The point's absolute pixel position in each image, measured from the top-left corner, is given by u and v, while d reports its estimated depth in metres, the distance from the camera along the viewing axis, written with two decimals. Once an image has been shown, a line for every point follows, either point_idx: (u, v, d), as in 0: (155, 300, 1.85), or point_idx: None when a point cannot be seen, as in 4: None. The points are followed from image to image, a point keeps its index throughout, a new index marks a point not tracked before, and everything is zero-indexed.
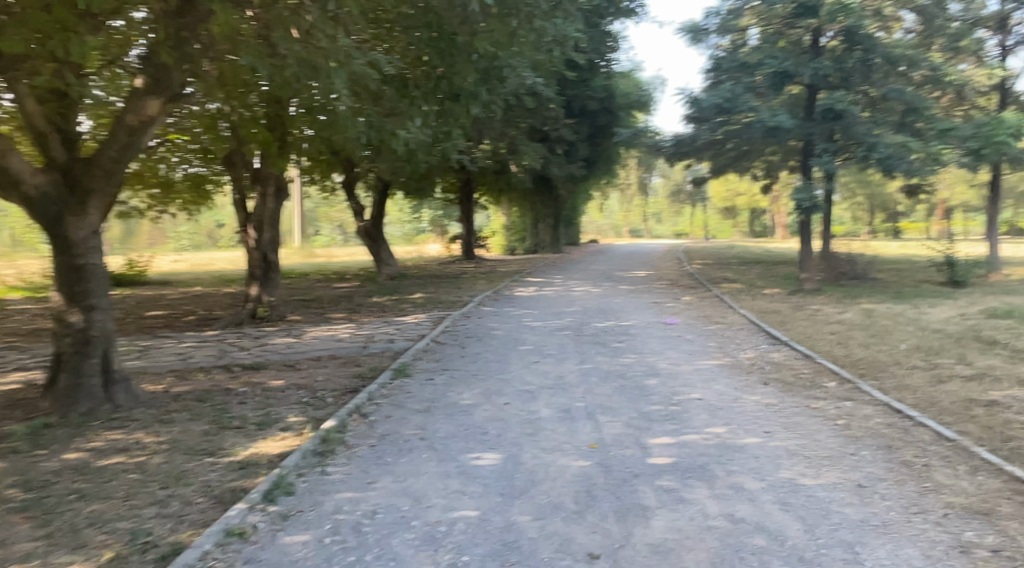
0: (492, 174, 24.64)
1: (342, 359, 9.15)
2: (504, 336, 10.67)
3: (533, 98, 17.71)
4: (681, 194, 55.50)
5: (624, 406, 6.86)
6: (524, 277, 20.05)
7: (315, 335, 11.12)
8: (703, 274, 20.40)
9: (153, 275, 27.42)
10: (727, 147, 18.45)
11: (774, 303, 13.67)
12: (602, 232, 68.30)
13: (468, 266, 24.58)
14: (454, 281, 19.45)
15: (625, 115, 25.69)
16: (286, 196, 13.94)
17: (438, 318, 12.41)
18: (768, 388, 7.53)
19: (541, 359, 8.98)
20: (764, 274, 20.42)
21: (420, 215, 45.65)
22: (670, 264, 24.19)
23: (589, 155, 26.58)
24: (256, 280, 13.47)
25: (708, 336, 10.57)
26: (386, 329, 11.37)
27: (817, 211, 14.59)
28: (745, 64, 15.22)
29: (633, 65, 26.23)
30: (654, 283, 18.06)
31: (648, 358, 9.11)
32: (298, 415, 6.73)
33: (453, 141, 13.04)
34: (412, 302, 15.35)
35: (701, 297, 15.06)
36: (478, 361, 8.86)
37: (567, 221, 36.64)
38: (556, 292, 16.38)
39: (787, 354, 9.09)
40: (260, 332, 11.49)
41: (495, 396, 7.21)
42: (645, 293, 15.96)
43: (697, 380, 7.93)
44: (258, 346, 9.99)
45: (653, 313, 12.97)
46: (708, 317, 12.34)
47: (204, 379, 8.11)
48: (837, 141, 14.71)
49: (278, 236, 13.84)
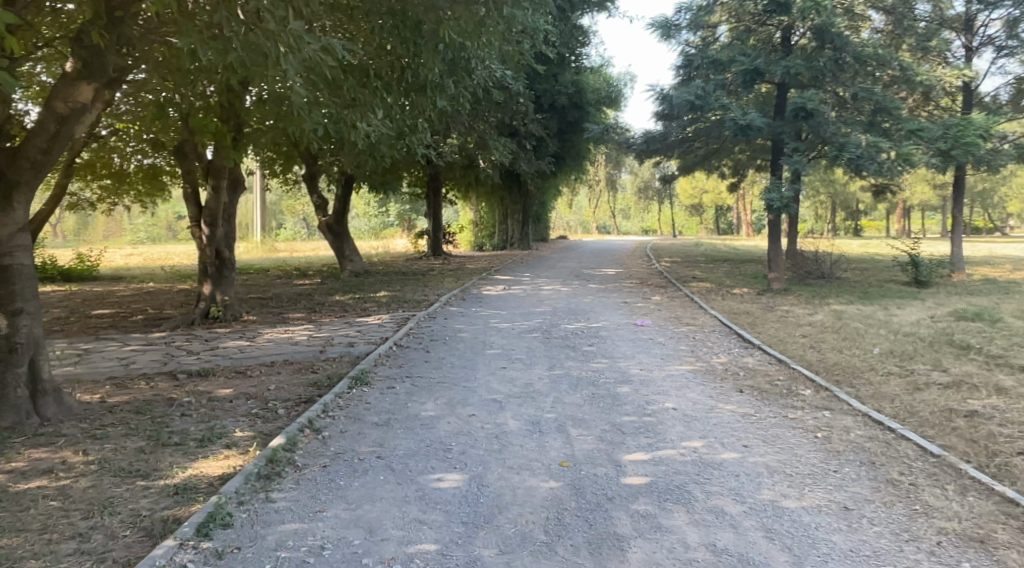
0: (460, 169, 24.20)
1: (297, 364, 8.66)
2: (470, 339, 10.24)
3: (502, 92, 17.30)
4: (649, 190, 55.52)
5: (595, 418, 6.49)
6: (491, 275, 19.64)
7: (271, 337, 10.59)
8: (672, 272, 20.19)
9: (105, 270, 26.49)
10: (697, 144, 18.24)
11: (744, 303, 13.46)
12: (570, 228, 68.16)
13: (434, 262, 24.10)
14: (419, 279, 18.97)
15: (595, 110, 25.40)
16: (241, 189, 13.39)
17: (402, 319, 11.94)
18: (743, 397, 7.23)
19: (508, 365, 8.59)
20: (733, 272, 20.26)
21: (387, 209, 44.96)
22: (638, 262, 23.95)
23: (558, 150, 26.25)
24: (209, 278, 12.89)
25: (681, 339, 10.28)
26: (346, 331, 10.88)
27: (787, 210, 14.42)
28: (716, 61, 15.02)
29: (604, 61, 25.93)
30: (623, 281, 17.80)
31: (619, 362, 8.77)
32: (245, 430, 6.26)
33: (418, 135, 12.59)
34: (375, 301, 14.84)
35: (671, 296, 14.82)
36: (442, 367, 8.44)
37: (536, 217, 36.32)
38: (524, 291, 16.01)
39: (761, 359, 8.80)
40: (212, 334, 10.92)
41: (459, 407, 6.80)
42: (614, 292, 15.68)
43: (670, 387, 7.60)
44: (209, 350, 9.45)
45: (623, 313, 12.66)
46: (678, 318, 12.05)
47: (146, 388, 7.58)
48: (807, 140, 14.55)
49: (233, 232, 13.29)
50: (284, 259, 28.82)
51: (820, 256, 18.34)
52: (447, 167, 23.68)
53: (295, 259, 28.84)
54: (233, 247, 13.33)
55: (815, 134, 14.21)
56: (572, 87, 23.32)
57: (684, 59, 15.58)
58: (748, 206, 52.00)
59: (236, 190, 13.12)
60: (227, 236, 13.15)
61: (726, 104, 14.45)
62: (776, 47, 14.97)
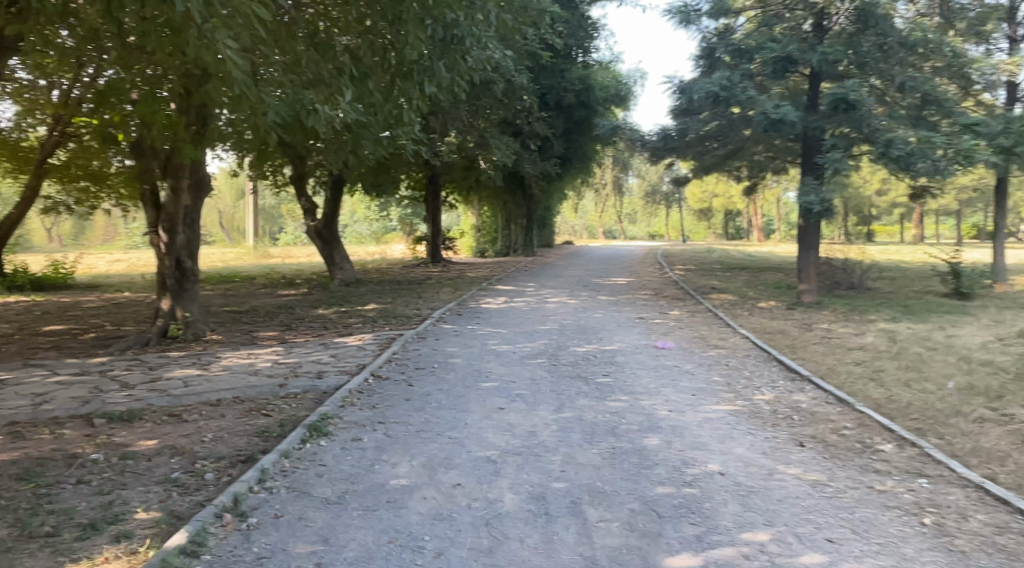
0: (460, 171, 22.59)
1: (248, 404, 7.06)
2: (463, 367, 8.63)
3: (504, 85, 15.87)
4: (657, 194, 54.12)
5: (619, 490, 4.87)
6: (491, 285, 18.03)
7: (229, 364, 9.00)
8: (688, 282, 18.59)
9: (81, 278, 24.95)
10: (717, 142, 16.66)
11: (777, 320, 11.87)
12: (575, 233, 66.68)
13: (432, 270, 22.55)
14: (413, 289, 17.40)
15: (604, 109, 23.82)
16: (204, 191, 11.78)
17: (386, 340, 10.33)
18: (806, 454, 5.61)
19: (507, 405, 6.95)
20: (754, 282, 18.66)
21: (388, 213, 43.48)
22: (649, 270, 22.33)
23: (564, 151, 24.75)
24: (167, 291, 11.31)
25: (712, 367, 8.64)
26: (318, 356, 9.28)
27: (822, 215, 12.83)
28: (741, 50, 13.49)
29: (613, 56, 24.33)
30: (636, 293, 16.23)
31: (643, 401, 7.13)
32: (150, 510, 4.69)
33: (404, 129, 11.13)
34: (361, 316, 13.24)
35: (692, 311, 13.22)
36: (426, 409, 6.81)
37: (541, 221, 34.81)
38: (528, 304, 14.42)
39: (816, 398, 7.15)
40: (162, 360, 9.35)
41: (441, 471, 5.21)
42: (627, 305, 14.10)
43: (712, 437, 5.97)
44: (148, 383, 7.88)
45: (640, 333, 11.03)
46: (704, 339, 10.42)
47: (47, 440, 6.02)
48: (846, 135, 12.92)
49: (196, 239, 11.72)
50: (274, 266, 27.23)
51: (851, 265, 16.72)
52: (445, 167, 22.14)
53: (286, 266, 27.29)
54: (197, 256, 11.77)
55: (856, 129, 12.57)
56: (580, 84, 21.75)
57: (704, 47, 14.16)
58: (758, 210, 50.39)
59: (198, 192, 11.63)
60: (189, 244, 11.56)
61: (753, 95, 12.87)
62: (808, 33, 13.36)
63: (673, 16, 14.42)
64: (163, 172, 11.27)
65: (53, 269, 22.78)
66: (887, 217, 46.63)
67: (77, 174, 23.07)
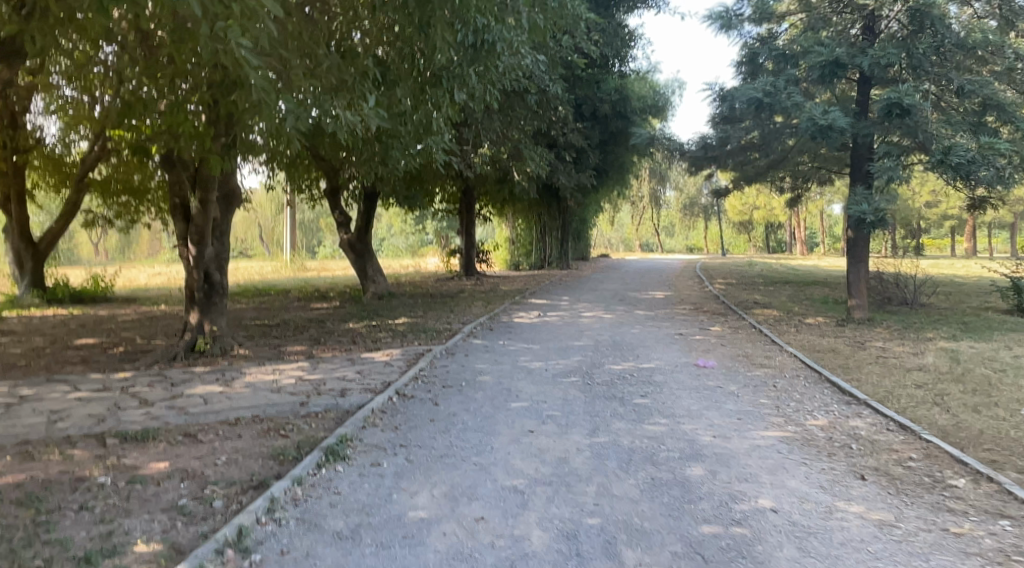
0: (494, 183, 22.28)
1: (267, 423, 6.73)
2: (492, 385, 8.21)
3: (539, 95, 15.57)
4: (696, 207, 53.36)
5: (660, 528, 4.41)
6: (525, 299, 17.62)
7: (252, 381, 8.71)
8: (728, 296, 17.98)
9: (120, 291, 25.16)
10: (759, 152, 16.07)
11: (825, 338, 11.24)
12: (612, 246, 66.06)
13: (466, 283, 22.23)
14: (446, 303, 17.07)
15: (641, 119, 23.35)
16: (234, 203, 11.59)
17: (414, 355, 9.96)
18: (869, 489, 5.07)
19: (537, 428, 6.51)
20: (798, 297, 17.96)
21: (423, 226, 43.44)
22: (689, 283, 21.73)
23: (599, 163, 24.31)
24: (195, 305, 11.12)
25: (759, 389, 8.09)
26: (344, 373, 8.94)
27: (873, 226, 12.18)
28: (786, 55, 12.93)
29: (650, 65, 23.87)
30: (675, 307, 15.67)
31: (685, 425, 6.63)
32: (151, 543, 4.35)
33: (433, 139, 10.87)
34: (390, 330, 12.92)
35: (734, 327, 12.65)
36: (451, 431, 6.41)
37: (576, 235, 34.41)
38: (562, 318, 13.99)
39: (876, 424, 6.58)
40: (186, 375, 9.11)
41: (463, 502, 4.79)
42: (665, 321, 13.57)
43: (761, 469, 5.46)
44: (167, 400, 7.60)
45: (680, 350, 10.51)
46: (748, 358, 9.87)
47: (55, 461, 5.74)
48: (899, 142, 12.28)
49: (226, 251, 11.53)
50: (308, 279, 27.18)
51: (903, 279, 15.94)
52: (479, 180, 21.85)
53: (321, 279, 27.21)
54: (226, 268, 11.57)
55: (910, 136, 11.93)
56: (617, 94, 21.33)
57: (746, 52, 13.64)
58: (800, 223, 49.27)
59: (227, 205, 11.43)
60: (218, 256, 11.36)
61: (800, 101, 12.28)
62: (857, 37, 12.76)
63: (713, 21, 13.96)
64: (192, 185, 11.08)
65: (92, 282, 22.98)
66: (935, 231, 45.22)
67: (117, 188, 23.27)
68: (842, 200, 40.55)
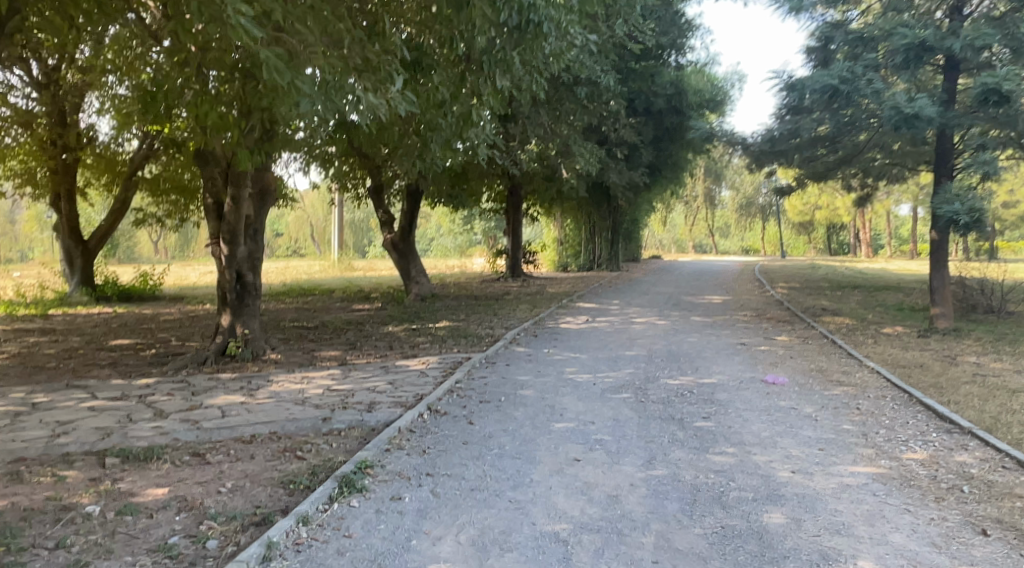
0: (542, 181, 21.46)
1: (283, 443, 6.05)
2: (535, 401, 7.41)
3: (591, 88, 14.77)
4: (753, 207, 51.69)
5: None
6: (574, 302, 16.77)
7: (278, 390, 8.09)
8: (792, 301, 16.85)
9: (168, 289, 25.09)
10: (829, 145, 14.89)
11: (908, 353, 10.14)
12: (664, 247, 64.71)
13: (512, 285, 21.46)
14: (491, 306, 16.33)
15: (698, 114, 22.34)
16: (267, 199, 11.02)
17: (452, 364, 9.25)
18: (994, 552, 4.18)
19: (585, 455, 5.71)
20: (868, 304, 16.72)
21: (472, 225, 42.93)
22: (748, 287, 20.63)
23: (652, 160, 23.33)
24: (227, 306, 10.59)
25: (839, 413, 7.15)
26: (375, 384, 8.26)
27: (962, 227, 11.00)
28: (863, 38, 11.86)
29: (709, 58, 22.82)
30: (735, 314, 14.64)
31: (757, 457, 5.76)
32: None
33: (475, 131, 10.19)
34: (430, 334, 12.24)
35: (802, 337, 11.61)
36: (484, 457, 5.65)
37: (628, 234, 33.38)
38: (614, 324, 13.12)
39: (988, 461, 5.62)
40: (210, 382, 8.54)
41: (495, 554, 4.06)
42: (726, 328, 12.59)
43: (855, 518, 4.61)
44: (181, 412, 6.99)
45: (744, 362, 9.57)
46: (822, 374, 8.88)
47: (45, 484, 5.15)
48: (993, 135, 11.09)
49: (259, 251, 10.96)
50: (353, 279, 26.76)
51: (989, 286, 14.61)
52: (527, 178, 21.07)
53: (366, 279, 26.76)
54: (260, 269, 11.02)
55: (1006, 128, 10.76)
56: (672, 87, 20.34)
57: (817, 38, 12.61)
58: (865, 224, 47.26)
59: (262, 202, 10.90)
60: (250, 255, 10.80)
61: (881, 89, 11.25)
62: (943, 19, 11.61)
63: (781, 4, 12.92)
64: (223, 182, 10.57)
65: (141, 280, 22.91)
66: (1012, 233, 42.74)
67: (167, 187, 23.16)
68: (911, 201, 38.68)
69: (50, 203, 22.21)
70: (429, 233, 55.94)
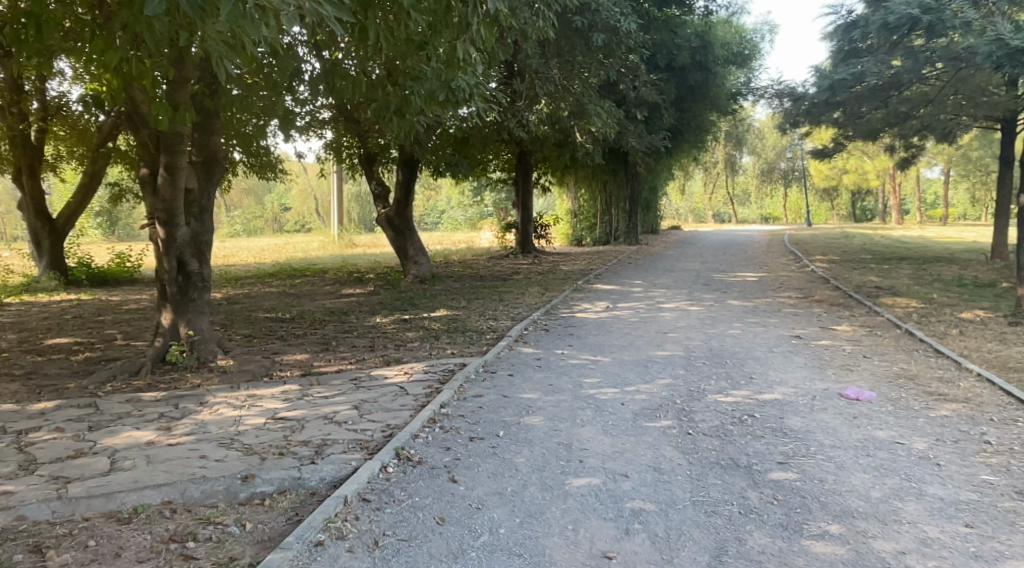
0: (553, 147, 19.36)
1: (174, 526, 4.15)
2: (544, 438, 5.42)
3: (609, 35, 12.67)
4: (775, 172, 49.27)
5: None
6: (590, 283, 14.74)
7: (207, 421, 6.14)
8: (839, 278, 14.68)
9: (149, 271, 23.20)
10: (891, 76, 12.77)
11: (1012, 349, 8.05)
12: (681, 216, 62.49)
13: (522, 263, 19.41)
14: (496, 289, 14.32)
15: (725, 69, 20.17)
16: (215, 169, 9.01)
17: (441, 375, 7.26)
18: None
19: (618, 551, 3.80)
20: (926, 280, 14.54)
21: (481, 197, 40.81)
22: (782, 262, 18.48)
23: (675, 123, 21.13)
24: (168, 303, 8.64)
25: (972, 454, 5.11)
26: (335, 410, 6.28)
27: None
28: None
29: (738, 7, 20.63)
30: (778, 295, 12.58)
31: (883, 551, 3.80)
32: None
33: (466, 78, 8.15)
34: (422, 328, 10.24)
35: (869, 327, 9.57)
36: (465, 556, 3.75)
37: (645, 205, 31.27)
38: (639, 312, 11.09)
39: None
40: (123, 408, 6.60)
41: None
42: (772, 316, 10.54)
43: None
44: (56, 464, 5.08)
45: (811, 367, 7.53)
46: (916, 384, 6.86)
47: None
48: None
49: (209, 232, 8.97)
50: (350, 258, 24.81)
51: None
52: (536, 144, 18.89)
53: (363, 258, 24.78)
54: (209, 253, 9.03)
55: None
56: (698, 39, 18.31)
57: None
58: (894, 189, 44.77)
59: (209, 172, 8.95)
60: (196, 238, 8.83)
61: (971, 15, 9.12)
62: None
63: None
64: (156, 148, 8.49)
65: (117, 261, 21.01)
66: None
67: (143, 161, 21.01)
68: (945, 164, 36.08)
69: (14, 179, 20.10)
70: (438, 206, 53.88)
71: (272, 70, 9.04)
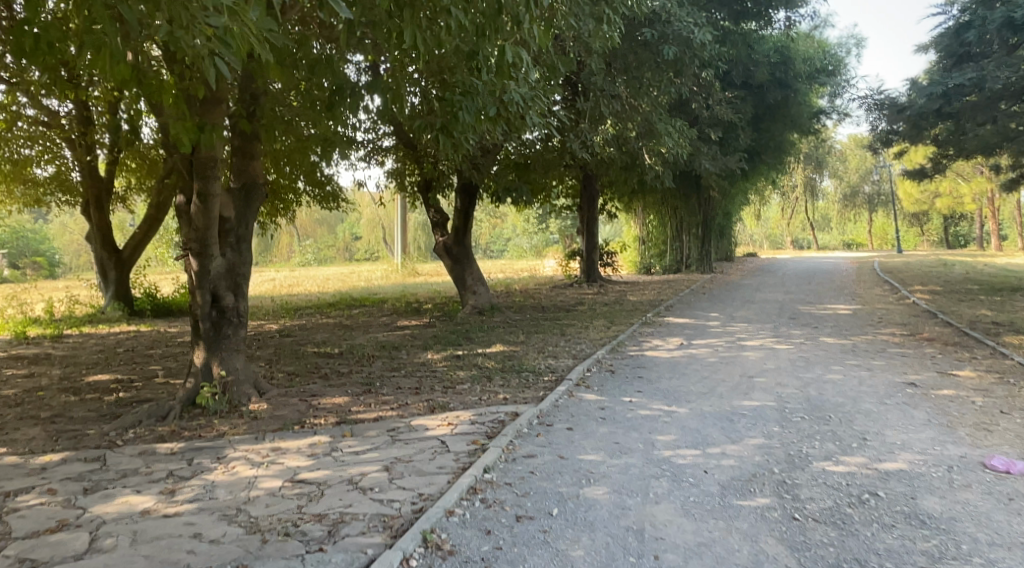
0: (620, 171, 18.29)
1: None
2: (608, 520, 4.36)
3: (680, 48, 11.69)
4: (859, 195, 46.73)
5: None
6: (662, 316, 13.54)
7: (217, 482, 5.29)
8: (945, 312, 13.06)
9: None
10: (1010, 83, 11.29)
11: None
12: (757, 243, 60.08)
13: (588, 293, 18.28)
14: (559, 321, 13.25)
15: (808, 86, 18.83)
16: (253, 195, 8.28)
17: (490, 428, 6.25)
18: None
19: None
20: None
21: (548, 224, 39.88)
22: (876, 292, 16.83)
23: (750, 144, 19.82)
24: (201, 340, 7.93)
25: None
26: (363, 472, 5.34)
27: None
28: None
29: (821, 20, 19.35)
30: (878, 331, 11.15)
31: None
32: None
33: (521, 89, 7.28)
34: (475, 367, 9.28)
35: (997, 372, 8.13)
36: None
37: (720, 231, 29.71)
38: (719, 350, 9.85)
39: None
40: (132, 463, 5.83)
41: None
42: (875, 357, 9.17)
43: None
44: (30, 540, 4.30)
45: (938, 424, 6.22)
46: None
47: None
48: None
49: (246, 263, 8.25)
50: (412, 287, 24.14)
51: None
52: (602, 168, 17.88)
53: (426, 287, 24.08)
54: (247, 286, 8.30)
55: None
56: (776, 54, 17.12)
57: None
58: (992, 212, 41.78)
59: (246, 198, 8.22)
60: (232, 270, 8.10)
61: None
62: None
63: None
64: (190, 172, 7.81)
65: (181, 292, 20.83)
66: None
67: None
68: None
69: (86, 210, 20.15)
70: (505, 233, 53.18)
71: (315, 87, 8.33)
